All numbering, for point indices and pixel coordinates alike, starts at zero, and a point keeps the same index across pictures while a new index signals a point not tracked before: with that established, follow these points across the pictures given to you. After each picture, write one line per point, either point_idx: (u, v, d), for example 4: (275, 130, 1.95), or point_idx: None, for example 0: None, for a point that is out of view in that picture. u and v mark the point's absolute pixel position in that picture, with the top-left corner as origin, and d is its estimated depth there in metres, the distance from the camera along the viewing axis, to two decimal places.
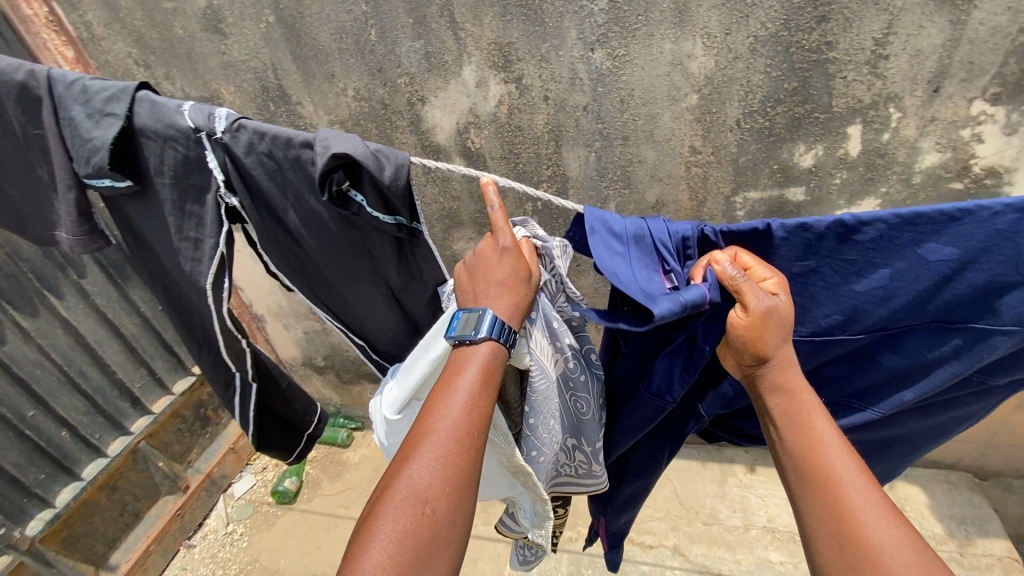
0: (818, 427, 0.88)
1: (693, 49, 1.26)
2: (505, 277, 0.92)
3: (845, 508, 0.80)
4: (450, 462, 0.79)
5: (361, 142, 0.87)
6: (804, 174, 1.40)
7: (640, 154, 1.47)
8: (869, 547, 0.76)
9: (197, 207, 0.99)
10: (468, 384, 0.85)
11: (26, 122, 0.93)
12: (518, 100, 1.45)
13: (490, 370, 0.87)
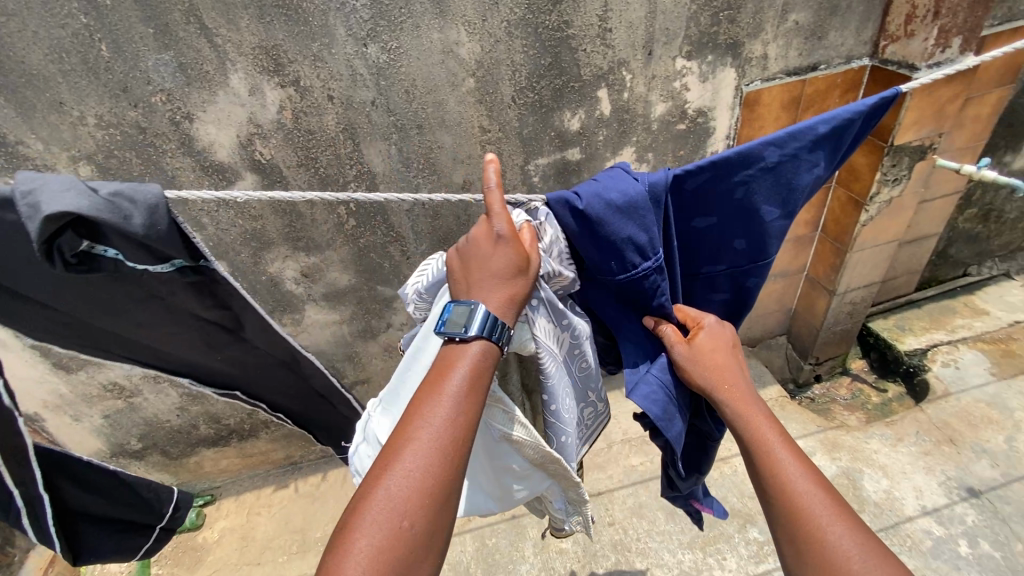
0: (755, 416, 1.03)
1: (458, 37, 1.37)
2: (501, 266, 0.94)
3: (784, 482, 0.95)
4: (432, 468, 0.82)
5: (98, 189, 0.79)
6: (576, 135, 1.61)
7: (438, 140, 1.54)
8: (804, 512, 0.91)
9: None
10: (452, 394, 0.87)
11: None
12: (301, 104, 1.40)
13: (476, 372, 0.90)
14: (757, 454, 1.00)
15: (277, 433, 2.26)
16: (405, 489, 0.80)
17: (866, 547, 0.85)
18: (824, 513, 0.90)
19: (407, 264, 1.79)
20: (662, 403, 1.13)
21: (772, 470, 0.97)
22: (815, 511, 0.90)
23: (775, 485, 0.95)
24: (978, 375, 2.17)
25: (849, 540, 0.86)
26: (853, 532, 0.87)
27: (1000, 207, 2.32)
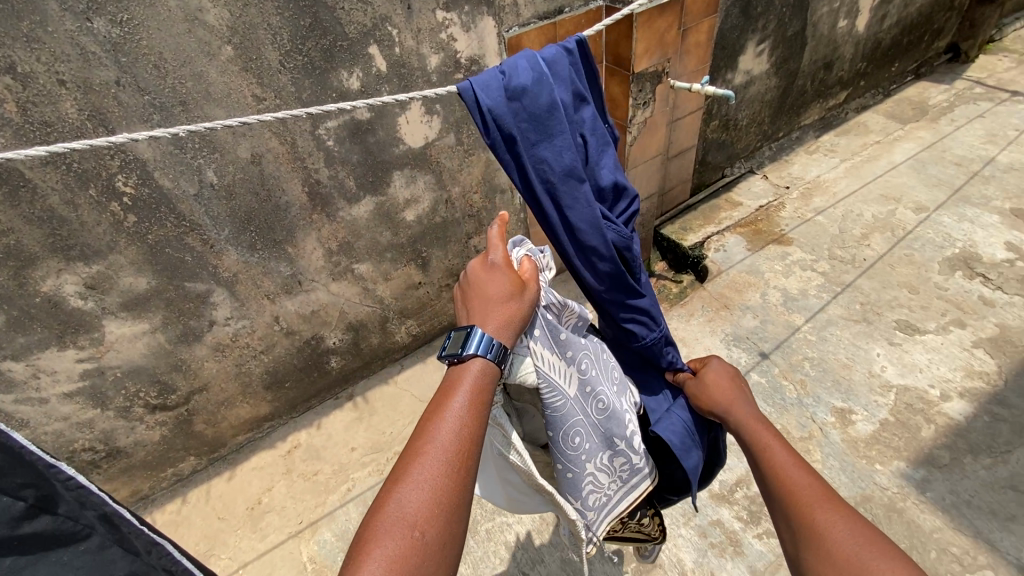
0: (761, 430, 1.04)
1: (201, 3, 1.32)
2: (497, 292, 0.99)
3: (789, 490, 0.93)
4: (442, 478, 0.78)
5: None
6: (359, 95, 1.65)
7: (210, 115, 1.47)
8: (811, 515, 0.89)
9: None
10: (458, 407, 0.85)
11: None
12: (25, 94, 1.25)
13: (479, 392, 0.88)
14: (754, 457, 1.02)
15: (112, 470, 2.04)
16: (416, 503, 0.75)
17: (865, 535, 0.84)
18: (822, 507, 0.89)
19: (213, 253, 1.71)
20: (681, 435, 1.18)
21: (769, 471, 0.98)
22: (810, 502, 0.90)
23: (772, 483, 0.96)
24: (739, 253, 2.73)
25: (846, 528, 0.85)
26: (849, 521, 0.86)
27: (734, 117, 2.89)
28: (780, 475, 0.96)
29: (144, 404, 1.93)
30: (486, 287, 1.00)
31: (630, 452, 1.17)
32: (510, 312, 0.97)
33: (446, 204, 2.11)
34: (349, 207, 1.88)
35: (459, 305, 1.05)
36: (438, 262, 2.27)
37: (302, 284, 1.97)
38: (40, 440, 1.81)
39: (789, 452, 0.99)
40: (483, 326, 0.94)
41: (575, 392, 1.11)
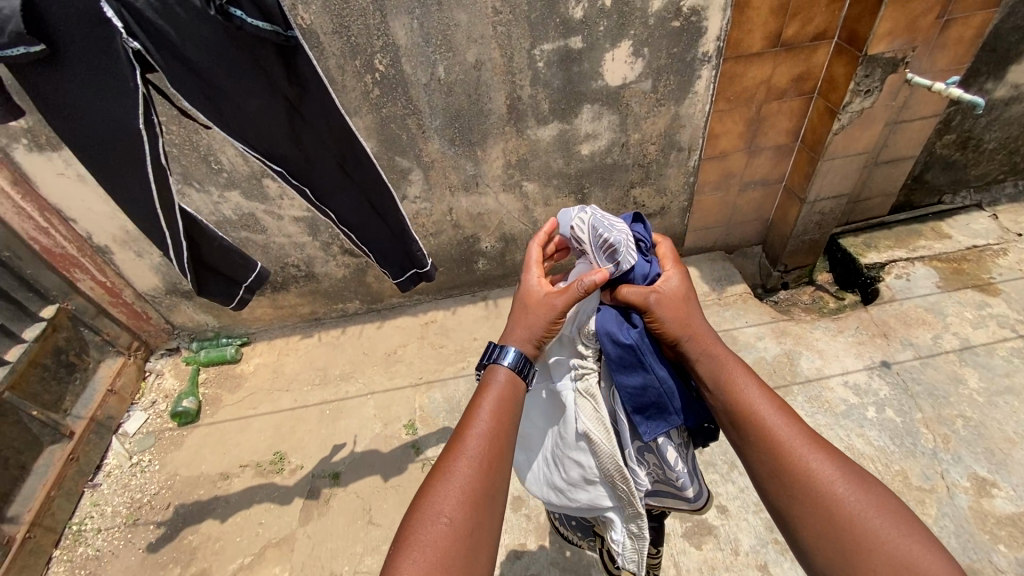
0: (744, 386, 0.89)
1: None
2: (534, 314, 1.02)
3: (781, 450, 0.82)
4: (473, 475, 0.83)
5: None
6: (578, 24, 1.81)
7: (455, 18, 1.75)
8: (807, 473, 0.79)
9: (104, 62, 1.11)
10: (484, 414, 0.90)
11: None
12: None
13: (509, 399, 0.92)
14: (736, 421, 0.87)
15: (304, 290, 2.63)
16: (449, 503, 0.79)
17: (859, 481, 0.78)
18: (814, 458, 0.80)
19: (421, 137, 2.05)
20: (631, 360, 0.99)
21: (763, 436, 0.84)
22: (809, 459, 0.80)
23: (767, 450, 0.83)
24: (924, 287, 2.41)
25: (846, 480, 0.78)
26: (844, 469, 0.79)
27: (978, 135, 2.47)
28: (771, 434, 0.84)
29: (340, 245, 2.44)
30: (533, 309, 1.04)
31: (666, 464, 1.04)
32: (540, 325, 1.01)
33: (623, 149, 2.21)
34: (537, 127, 2.09)
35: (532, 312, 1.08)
36: (597, 201, 2.40)
37: (478, 186, 2.26)
38: (270, 247, 2.42)
39: (771, 400, 0.87)
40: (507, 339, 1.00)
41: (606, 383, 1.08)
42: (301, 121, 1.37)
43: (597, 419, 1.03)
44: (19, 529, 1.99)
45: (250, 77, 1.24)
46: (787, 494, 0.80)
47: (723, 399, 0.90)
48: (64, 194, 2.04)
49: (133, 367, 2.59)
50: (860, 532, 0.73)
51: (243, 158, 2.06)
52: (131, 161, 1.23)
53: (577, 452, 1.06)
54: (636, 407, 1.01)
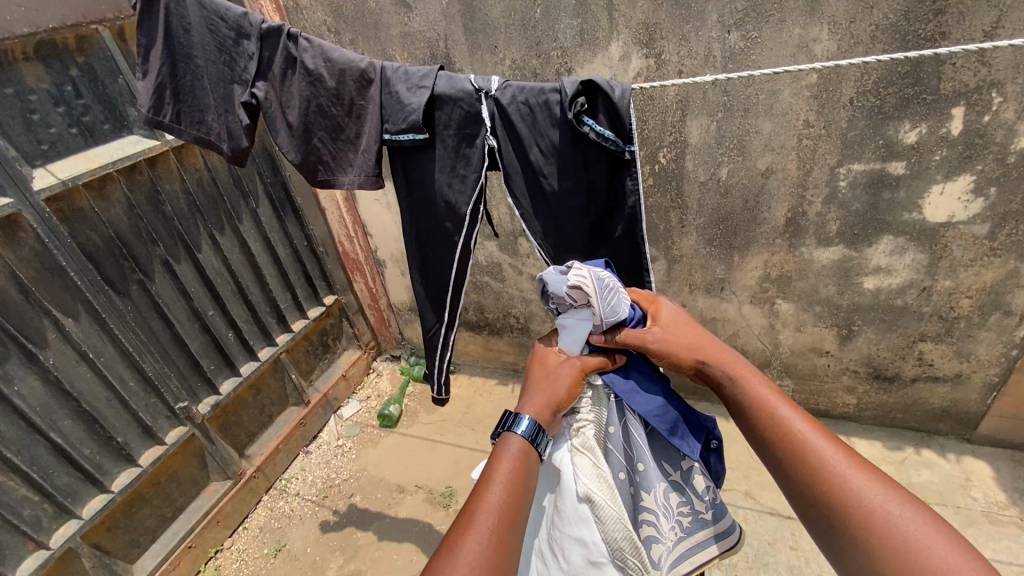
0: (776, 405, 0.86)
1: (819, 34, 1.49)
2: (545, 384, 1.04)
3: (823, 473, 0.77)
4: (492, 546, 0.79)
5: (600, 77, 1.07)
6: (907, 150, 1.57)
7: (758, 126, 1.68)
8: (856, 499, 0.73)
9: (467, 151, 1.21)
10: (497, 485, 0.87)
11: (371, 91, 1.17)
12: (653, 73, 1.71)
13: (520, 468, 0.90)
14: (772, 445, 0.83)
15: (515, 341, 2.76)
16: None
17: (906, 501, 0.72)
18: (861, 483, 0.74)
19: (679, 232, 2.00)
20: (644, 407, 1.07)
21: (804, 463, 0.79)
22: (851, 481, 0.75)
23: (807, 478, 0.78)
24: None
25: (893, 502, 0.72)
26: (890, 491, 0.73)
27: None
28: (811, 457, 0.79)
29: None
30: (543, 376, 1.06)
31: (690, 490, 1.07)
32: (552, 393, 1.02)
33: (922, 295, 1.82)
34: (815, 247, 1.86)
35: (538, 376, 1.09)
36: (864, 343, 2.01)
37: (723, 293, 2.09)
38: (501, 295, 2.60)
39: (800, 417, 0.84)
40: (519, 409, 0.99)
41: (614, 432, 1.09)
42: (600, 240, 1.27)
43: (598, 476, 1.01)
44: (249, 467, 2.34)
45: (575, 187, 1.18)
46: (834, 520, 0.74)
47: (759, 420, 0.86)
48: (371, 213, 2.52)
49: (362, 362, 3.00)
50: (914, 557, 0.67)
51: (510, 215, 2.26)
52: (451, 243, 1.30)
53: (579, 527, 0.97)
54: (670, 429, 1.06)
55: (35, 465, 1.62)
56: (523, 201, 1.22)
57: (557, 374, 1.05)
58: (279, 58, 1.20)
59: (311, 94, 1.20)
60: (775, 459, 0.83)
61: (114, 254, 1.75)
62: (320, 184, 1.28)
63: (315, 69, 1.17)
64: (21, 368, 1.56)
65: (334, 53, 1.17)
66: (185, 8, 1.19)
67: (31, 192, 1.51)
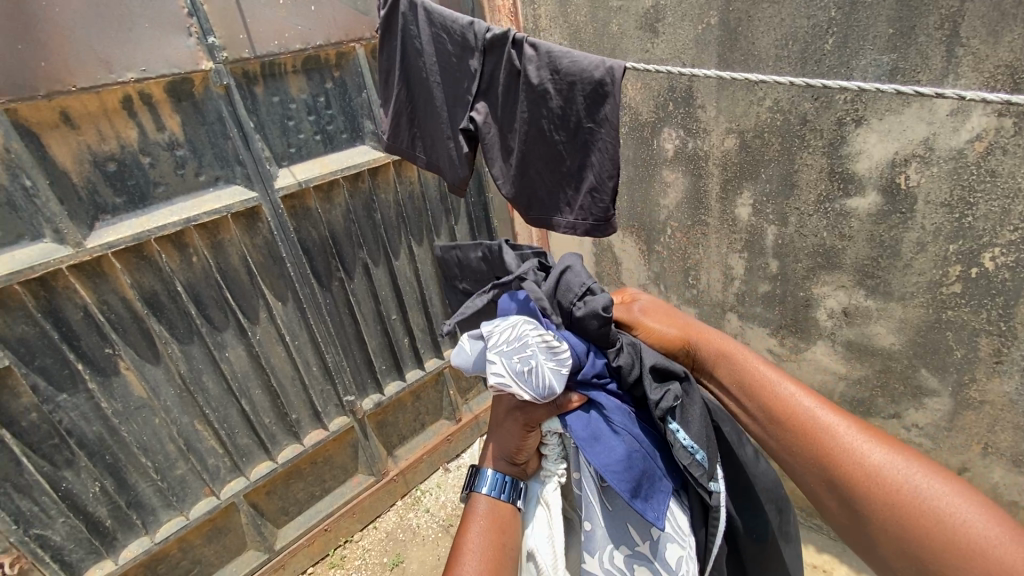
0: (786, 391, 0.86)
1: None
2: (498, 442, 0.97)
3: (830, 446, 0.78)
4: None
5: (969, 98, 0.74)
6: None
7: None
8: (880, 474, 0.73)
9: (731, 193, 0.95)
10: (472, 548, 0.88)
11: (605, 113, 0.91)
12: (1008, 138, 1.13)
13: (498, 531, 0.91)
14: (778, 413, 0.85)
15: None
16: None
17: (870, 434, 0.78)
18: (878, 474, 0.73)
19: (988, 368, 1.37)
20: (603, 462, 0.85)
21: (816, 439, 0.80)
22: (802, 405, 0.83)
23: (810, 448, 0.80)
24: None
25: (861, 436, 0.78)
26: (891, 451, 0.75)
27: None
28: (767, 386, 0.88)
29: None
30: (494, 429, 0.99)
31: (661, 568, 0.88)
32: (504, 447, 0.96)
33: None
34: None
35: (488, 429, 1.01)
36: None
37: None
38: None
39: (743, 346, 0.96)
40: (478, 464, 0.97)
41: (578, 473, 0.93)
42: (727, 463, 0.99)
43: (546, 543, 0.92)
44: (393, 469, 2.37)
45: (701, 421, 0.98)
46: (799, 446, 0.81)
47: (753, 393, 0.89)
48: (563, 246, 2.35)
49: None
50: (876, 479, 0.73)
51: (724, 284, 1.81)
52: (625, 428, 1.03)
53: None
54: (632, 491, 0.84)
55: (226, 423, 1.82)
56: (694, 413, 0.90)
57: (502, 425, 0.97)
58: (500, 72, 1.01)
59: (532, 116, 1.00)
60: (773, 423, 0.84)
61: (323, 251, 1.88)
62: (532, 221, 1.11)
63: (540, 83, 0.96)
64: (234, 337, 1.76)
65: (565, 59, 0.93)
66: (417, 26, 1.10)
67: (272, 189, 1.67)
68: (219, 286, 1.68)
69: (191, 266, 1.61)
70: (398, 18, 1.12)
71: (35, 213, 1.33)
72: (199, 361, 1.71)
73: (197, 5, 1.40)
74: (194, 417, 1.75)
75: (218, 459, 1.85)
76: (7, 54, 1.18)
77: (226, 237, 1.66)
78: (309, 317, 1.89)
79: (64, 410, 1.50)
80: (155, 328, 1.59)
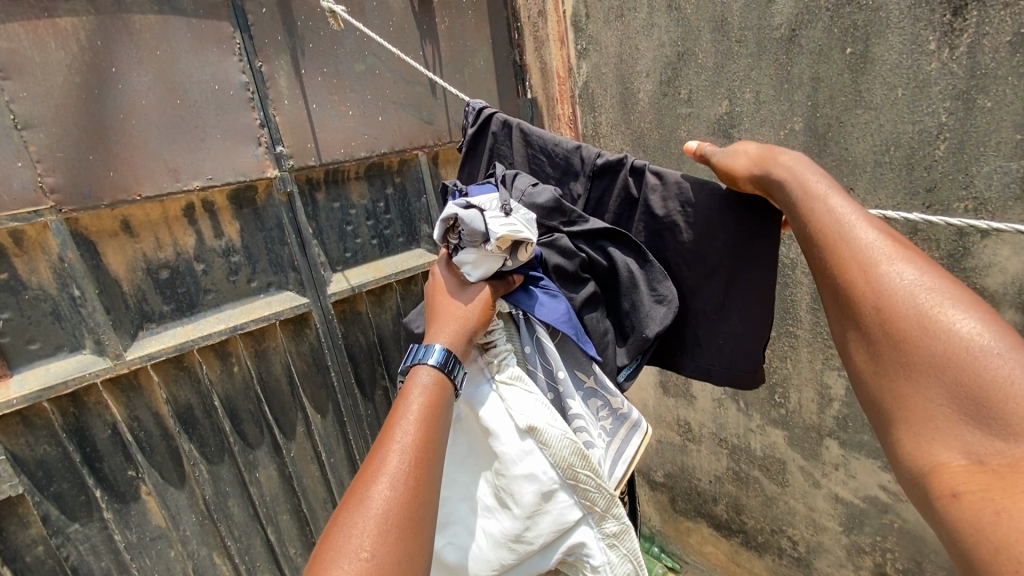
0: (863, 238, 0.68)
1: None
2: (451, 313, 0.93)
3: (884, 292, 0.64)
4: (397, 499, 0.71)
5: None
6: None
7: None
8: (934, 331, 0.59)
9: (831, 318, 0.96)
10: (407, 426, 0.78)
11: (757, 245, 0.91)
12: None
13: (432, 404, 0.82)
14: (832, 249, 0.69)
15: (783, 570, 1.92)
16: (368, 541, 0.66)
17: (973, 305, 0.61)
18: (939, 328, 0.59)
19: None
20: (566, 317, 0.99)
21: (871, 283, 0.65)
22: (881, 267, 0.65)
23: (860, 287, 0.65)
24: None
25: (938, 292, 0.62)
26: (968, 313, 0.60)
27: None
28: (844, 240, 0.69)
29: (878, 563, 1.62)
30: (439, 306, 0.96)
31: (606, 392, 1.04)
32: (464, 321, 0.92)
33: None
34: None
35: (429, 313, 0.96)
36: None
37: None
38: (774, 503, 1.83)
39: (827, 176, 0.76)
40: (427, 343, 0.89)
41: (529, 348, 1.02)
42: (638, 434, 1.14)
43: (536, 402, 0.95)
44: None
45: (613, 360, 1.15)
46: (849, 286, 0.66)
47: (813, 227, 0.72)
48: None
49: None
50: (935, 333, 0.59)
51: (821, 405, 1.58)
52: None
53: (530, 471, 0.90)
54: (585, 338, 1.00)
55: (247, 555, 1.59)
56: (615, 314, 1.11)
57: (459, 299, 0.95)
58: (613, 198, 1.04)
59: (657, 246, 1.02)
60: (825, 263, 0.70)
61: (369, 358, 1.75)
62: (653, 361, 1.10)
63: (667, 215, 0.98)
64: (267, 455, 1.59)
65: (698, 192, 0.94)
66: (511, 147, 1.15)
67: (324, 294, 1.58)
68: (258, 398, 1.54)
69: (231, 376, 1.49)
70: (487, 137, 1.18)
71: (79, 322, 1.24)
72: (226, 483, 1.52)
73: (270, 116, 1.40)
74: (213, 549, 1.53)
75: None
76: (79, 164, 1.16)
77: (271, 344, 1.54)
78: (349, 430, 1.72)
79: (73, 544, 1.30)
80: (185, 446, 1.43)
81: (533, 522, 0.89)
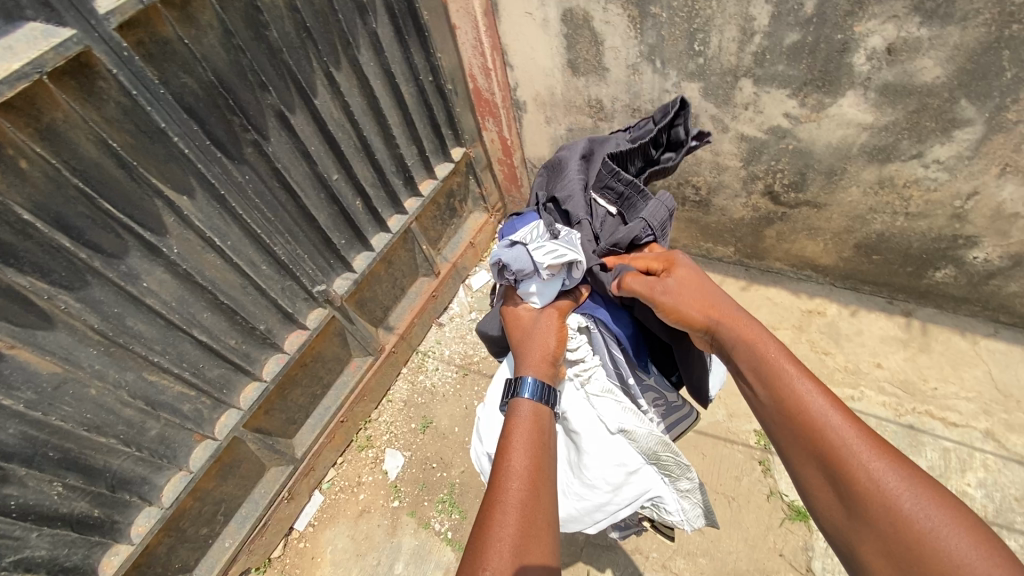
0: (805, 391, 0.80)
1: None
2: (536, 338, 0.98)
3: (831, 443, 0.75)
4: (523, 517, 0.77)
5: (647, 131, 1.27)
6: None
7: None
8: (877, 486, 0.71)
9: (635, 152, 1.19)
10: (517, 454, 0.83)
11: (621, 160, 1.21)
12: None
13: (540, 431, 0.87)
14: (785, 408, 0.81)
15: (684, 213, 2.17)
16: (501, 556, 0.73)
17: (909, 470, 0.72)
18: (881, 483, 0.71)
19: None
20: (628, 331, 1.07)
21: (818, 435, 0.77)
22: (852, 447, 0.74)
23: (810, 435, 0.77)
24: None
25: (868, 443, 0.74)
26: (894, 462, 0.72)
27: None
28: (815, 418, 0.78)
29: (768, 185, 1.85)
30: (520, 333, 1.01)
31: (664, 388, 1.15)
32: (546, 344, 0.96)
33: None
34: None
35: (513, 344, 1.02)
36: None
37: None
38: (684, 157, 1.92)
39: (780, 343, 0.86)
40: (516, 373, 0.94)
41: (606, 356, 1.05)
42: None
43: (625, 409, 0.99)
44: (388, 342, 2.14)
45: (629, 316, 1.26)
46: (802, 437, 0.78)
47: (762, 379, 0.84)
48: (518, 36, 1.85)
49: (488, 228, 2.54)
50: (879, 493, 0.70)
51: (742, 43, 1.51)
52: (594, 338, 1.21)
53: (618, 462, 0.96)
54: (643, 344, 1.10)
55: (184, 362, 1.43)
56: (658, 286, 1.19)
57: (536, 325, 1.00)
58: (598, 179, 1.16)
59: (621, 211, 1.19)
60: (783, 418, 0.80)
61: (214, 107, 1.29)
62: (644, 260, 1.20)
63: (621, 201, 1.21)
64: (143, 260, 1.26)
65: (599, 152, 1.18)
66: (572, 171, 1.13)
67: (92, 14, 1.02)
68: (85, 195, 1.10)
69: (22, 175, 1.03)
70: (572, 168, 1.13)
71: None
72: (111, 304, 1.23)
73: None
74: (139, 370, 1.33)
75: (191, 402, 1.49)
76: None
77: (57, 118, 1.05)
78: (235, 204, 1.37)
79: None
80: (19, 280, 1.05)
81: (618, 496, 0.98)
